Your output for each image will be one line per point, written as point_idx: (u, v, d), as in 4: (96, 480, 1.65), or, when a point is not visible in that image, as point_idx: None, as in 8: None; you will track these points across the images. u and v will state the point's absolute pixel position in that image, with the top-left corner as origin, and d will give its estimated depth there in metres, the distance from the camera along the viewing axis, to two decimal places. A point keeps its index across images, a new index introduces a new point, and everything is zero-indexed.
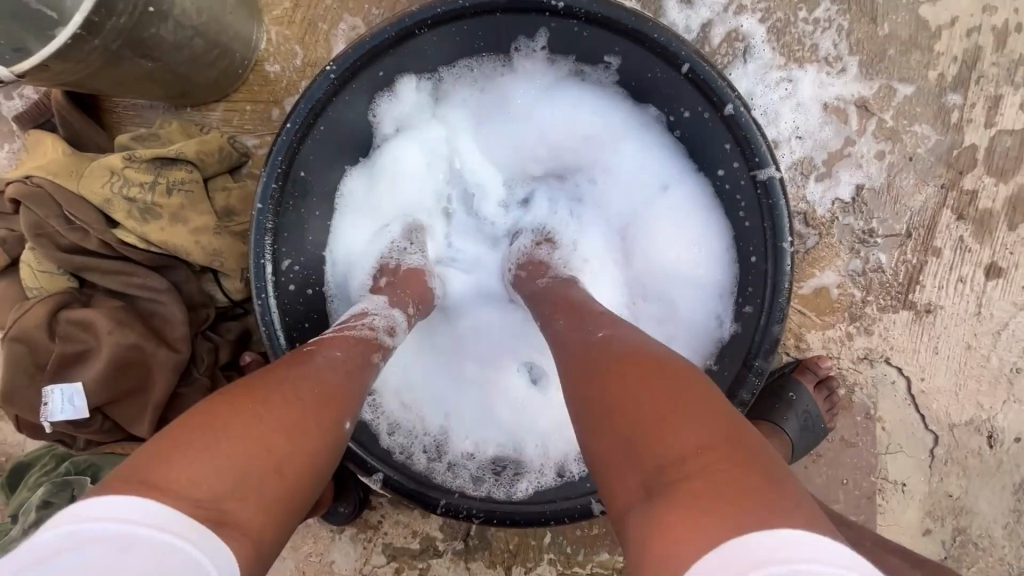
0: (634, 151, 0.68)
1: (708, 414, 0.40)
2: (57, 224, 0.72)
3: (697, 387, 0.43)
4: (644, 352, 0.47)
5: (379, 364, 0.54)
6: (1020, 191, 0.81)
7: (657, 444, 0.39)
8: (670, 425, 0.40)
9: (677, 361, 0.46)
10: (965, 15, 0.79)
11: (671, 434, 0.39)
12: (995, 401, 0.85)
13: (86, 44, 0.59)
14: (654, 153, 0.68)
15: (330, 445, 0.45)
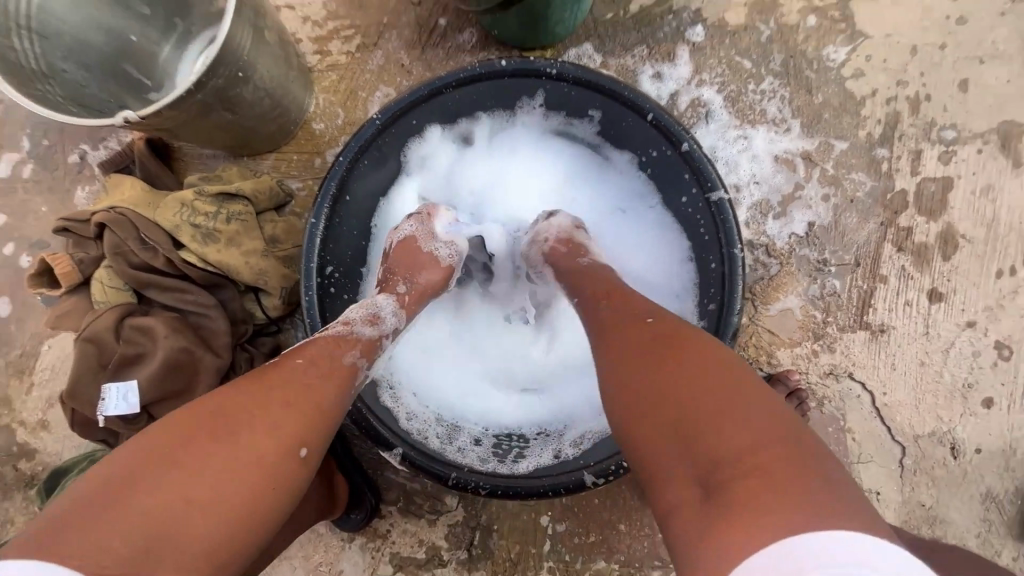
0: (608, 182, 0.84)
1: (747, 411, 0.44)
2: (132, 245, 0.85)
3: (742, 390, 0.46)
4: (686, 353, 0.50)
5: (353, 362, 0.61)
6: (948, 228, 0.96)
7: (699, 449, 0.43)
8: (710, 427, 0.44)
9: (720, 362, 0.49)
10: (883, 87, 0.97)
11: (722, 436, 0.43)
12: (953, 414, 0.93)
13: (192, 98, 0.74)
14: (627, 184, 0.83)
15: (271, 486, 0.48)
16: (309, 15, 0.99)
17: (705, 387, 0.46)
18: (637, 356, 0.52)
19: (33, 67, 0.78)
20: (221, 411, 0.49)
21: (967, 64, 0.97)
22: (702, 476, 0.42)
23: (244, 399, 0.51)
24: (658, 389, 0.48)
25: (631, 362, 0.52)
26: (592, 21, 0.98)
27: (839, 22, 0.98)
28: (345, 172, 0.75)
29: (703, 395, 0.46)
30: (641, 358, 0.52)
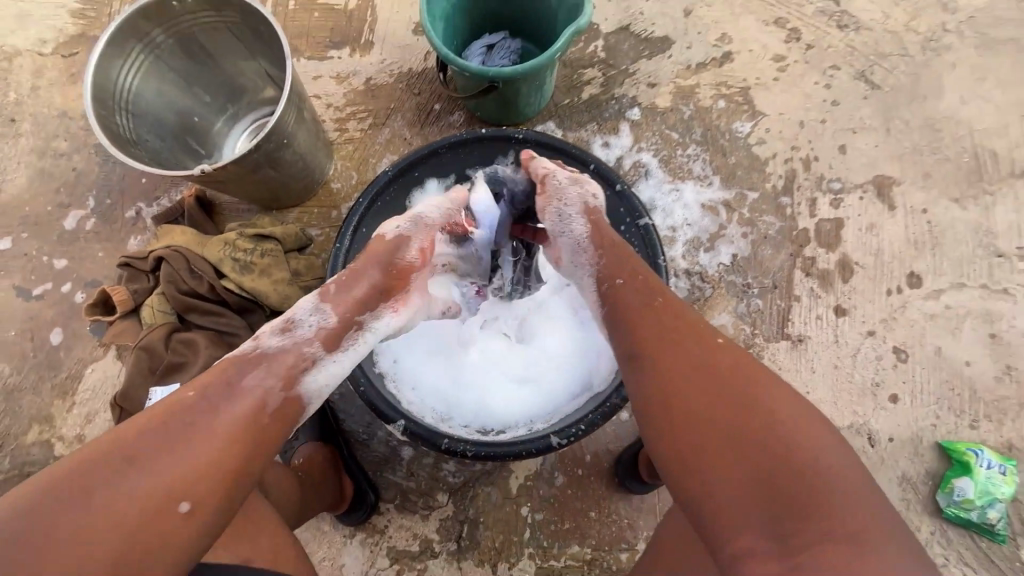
0: None
1: (817, 451, 0.53)
2: (183, 274, 1.05)
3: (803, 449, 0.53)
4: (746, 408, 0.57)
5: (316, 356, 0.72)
6: (843, 257, 1.19)
7: (771, 489, 0.52)
8: (784, 470, 0.52)
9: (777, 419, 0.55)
10: (782, 151, 1.25)
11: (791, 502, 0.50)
12: (866, 408, 1.12)
13: (248, 157, 0.97)
14: None
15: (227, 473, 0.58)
16: (332, 103, 1.27)
17: (772, 426, 0.55)
18: (696, 389, 0.60)
19: (125, 135, 1.00)
20: (137, 447, 0.55)
21: (843, 133, 1.26)
22: (776, 513, 0.51)
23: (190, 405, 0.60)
24: (726, 427, 0.56)
25: (689, 394, 0.59)
26: (554, 105, 1.27)
27: (743, 104, 1.27)
28: (364, 209, 0.97)
29: (776, 435, 0.54)
30: (698, 390, 0.59)
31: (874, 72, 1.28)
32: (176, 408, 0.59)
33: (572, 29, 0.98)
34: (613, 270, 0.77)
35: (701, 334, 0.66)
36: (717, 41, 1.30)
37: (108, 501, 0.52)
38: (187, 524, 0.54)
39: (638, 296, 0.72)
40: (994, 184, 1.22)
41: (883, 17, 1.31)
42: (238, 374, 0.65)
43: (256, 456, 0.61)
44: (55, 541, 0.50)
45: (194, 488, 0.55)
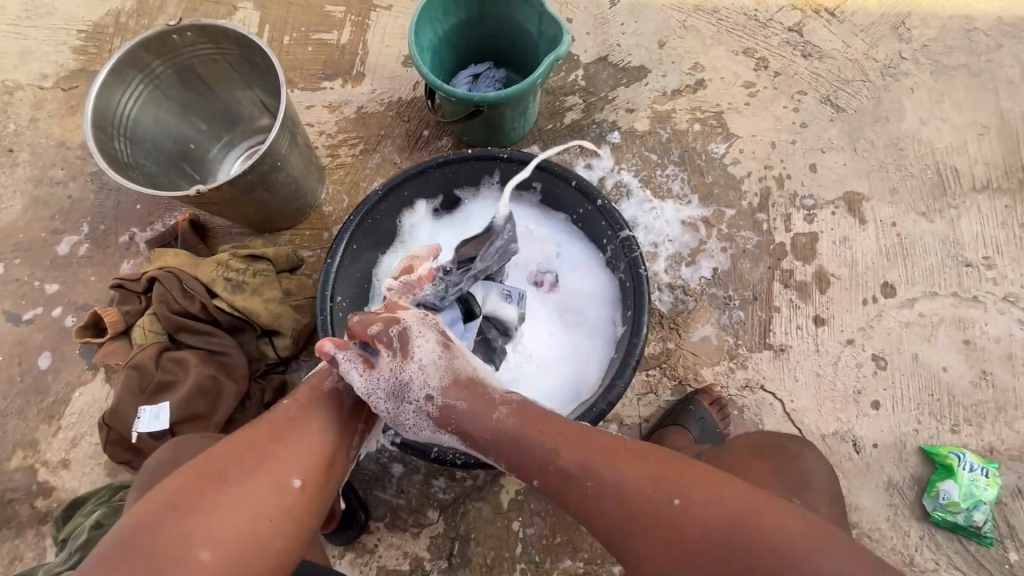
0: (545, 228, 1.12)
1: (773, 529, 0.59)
2: (175, 294, 1.06)
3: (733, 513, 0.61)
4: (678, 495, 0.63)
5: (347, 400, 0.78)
6: (819, 269, 1.23)
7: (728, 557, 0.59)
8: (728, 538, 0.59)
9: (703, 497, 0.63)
10: (756, 170, 1.31)
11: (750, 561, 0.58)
12: (850, 415, 1.14)
13: (242, 177, 1.01)
14: (558, 230, 1.11)
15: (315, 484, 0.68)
16: (324, 130, 1.32)
17: (762, 575, 0.57)
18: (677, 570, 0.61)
19: (122, 160, 1.04)
20: (227, 469, 0.64)
21: (813, 153, 1.32)
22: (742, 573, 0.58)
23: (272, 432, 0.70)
24: (705, 551, 0.60)
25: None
26: (538, 130, 1.33)
27: (717, 127, 1.34)
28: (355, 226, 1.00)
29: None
30: (679, 564, 0.61)
31: (839, 97, 1.36)
32: (279, 417, 0.72)
33: (552, 56, 1.04)
34: (541, 455, 0.71)
35: (649, 498, 0.64)
36: (691, 69, 1.37)
37: (242, 483, 0.63)
38: (302, 502, 0.66)
39: (576, 487, 0.68)
40: (958, 199, 1.29)
41: (844, 47, 1.40)
42: (322, 383, 0.78)
43: (344, 452, 0.74)
44: (202, 513, 0.60)
45: (309, 470, 0.68)
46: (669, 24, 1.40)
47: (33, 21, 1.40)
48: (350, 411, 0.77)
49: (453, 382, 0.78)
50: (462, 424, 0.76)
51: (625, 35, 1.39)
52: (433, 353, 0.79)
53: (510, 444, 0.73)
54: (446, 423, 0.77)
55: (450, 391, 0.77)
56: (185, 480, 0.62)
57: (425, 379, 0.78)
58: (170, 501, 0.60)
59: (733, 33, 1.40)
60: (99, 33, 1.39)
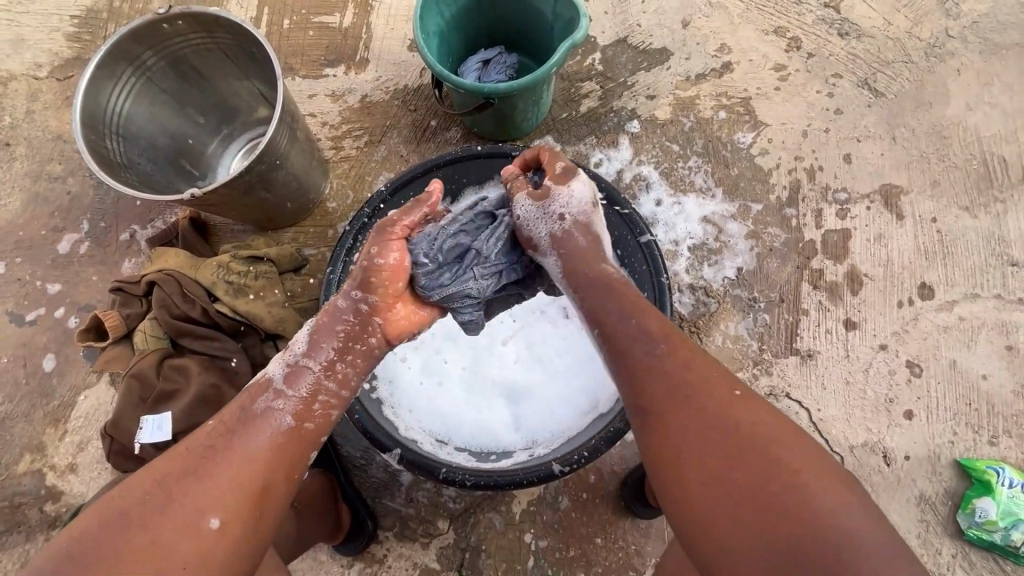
0: None
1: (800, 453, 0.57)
2: (175, 299, 1.03)
3: (770, 428, 0.60)
4: (717, 394, 0.62)
5: (285, 421, 0.69)
6: (853, 269, 1.16)
7: (751, 460, 0.57)
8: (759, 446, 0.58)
9: (741, 405, 0.61)
10: (785, 161, 1.22)
11: (774, 464, 0.56)
12: (881, 426, 1.09)
13: (242, 179, 0.96)
14: None
15: (252, 525, 0.62)
16: (328, 121, 1.25)
17: (795, 485, 0.55)
18: (705, 456, 0.59)
19: (114, 159, 0.99)
20: (136, 514, 0.59)
21: (848, 142, 1.23)
22: (756, 475, 0.56)
23: (192, 468, 0.62)
24: (732, 445, 0.58)
25: (698, 472, 0.58)
26: (551, 119, 1.25)
27: (744, 115, 1.24)
28: (366, 220, 0.95)
29: (796, 488, 0.55)
30: (707, 462, 0.58)
31: (878, 80, 1.26)
32: (201, 443, 0.65)
33: (568, 43, 0.96)
34: (619, 313, 0.71)
35: (720, 389, 0.63)
36: (717, 51, 1.28)
37: (152, 529, 0.58)
38: (225, 543, 0.60)
39: (644, 348, 0.67)
40: (1005, 191, 1.19)
41: (885, 24, 1.28)
42: (253, 402, 0.69)
43: (285, 475, 0.66)
44: (101, 564, 0.56)
45: (228, 506, 0.61)
46: (694, 2, 1.30)
47: (24, 6, 1.35)
48: (290, 430, 0.69)
49: (585, 223, 0.83)
50: (572, 258, 0.80)
51: (647, 13, 1.29)
52: (583, 196, 0.84)
53: (605, 289, 0.75)
54: (558, 246, 0.81)
55: (578, 225, 0.82)
56: (94, 523, 0.58)
57: (570, 202, 0.83)
58: (72, 552, 0.56)
59: (764, 10, 1.30)
60: (92, 18, 1.33)
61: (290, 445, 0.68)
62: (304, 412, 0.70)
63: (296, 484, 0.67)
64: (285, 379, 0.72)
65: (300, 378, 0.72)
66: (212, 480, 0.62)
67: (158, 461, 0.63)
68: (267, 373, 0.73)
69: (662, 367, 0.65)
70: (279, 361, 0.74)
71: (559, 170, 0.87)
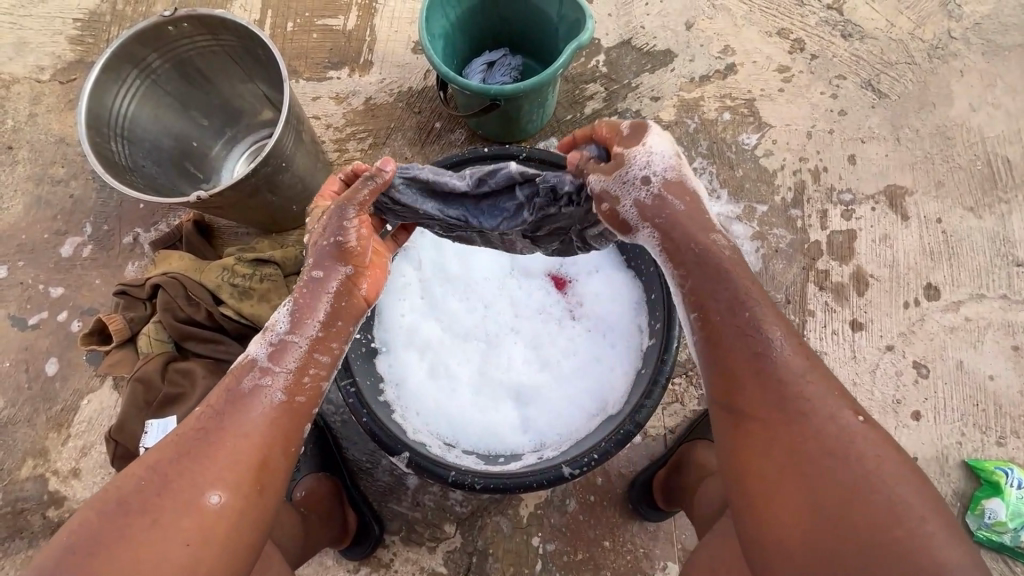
0: None
1: (911, 500, 0.53)
2: (180, 302, 1.02)
3: (880, 465, 0.55)
4: (823, 415, 0.58)
5: (275, 397, 0.66)
6: (858, 270, 1.16)
7: (845, 493, 0.54)
8: (863, 482, 0.54)
9: (849, 433, 0.57)
10: (790, 162, 1.22)
11: (871, 503, 0.53)
12: (888, 427, 1.08)
13: (248, 181, 0.95)
14: None
15: (254, 501, 0.61)
16: (331, 123, 1.25)
17: (894, 530, 0.52)
18: (793, 470, 0.57)
19: (119, 162, 0.99)
20: (134, 502, 0.58)
21: (852, 143, 1.23)
22: (848, 509, 0.54)
23: (184, 452, 0.61)
24: (829, 469, 0.56)
25: (778, 484, 0.57)
26: (556, 121, 1.25)
27: (748, 116, 1.24)
28: None
29: (893, 533, 0.52)
30: (793, 480, 0.56)
31: (881, 81, 1.26)
32: (191, 428, 0.63)
33: (575, 44, 0.95)
34: (726, 303, 0.64)
35: (834, 408, 0.59)
36: (720, 53, 1.28)
37: (151, 513, 0.57)
38: (229, 519, 0.59)
39: (751, 344, 0.62)
40: (1009, 192, 1.19)
41: (888, 26, 1.29)
42: (238, 382, 0.66)
43: (283, 450, 0.65)
44: (102, 554, 0.55)
45: (227, 484, 0.60)
46: (697, 4, 1.30)
47: (27, 9, 1.34)
48: (282, 406, 0.66)
49: (677, 183, 0.69)
50: (670, 231, 0.67)
51: (650, 16, 1.29)
52: (664, 155, 0.68)
53: (715, 271, 0.65)
54: (647, 217, 0.67)
55: (669, 188, 0.67)
56: (89, 516, 0.57)
57: (651, 161, 0.68)
58: (71, 547, 0.55)
59: (767, 12, 1.30)
60: (95, 21, 1.32)
61: (286, 419, 0.66)
62: (295, 386, 0.68)
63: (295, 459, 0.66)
64: (269, 357, 0.68)
65: (286, 354, 0.68)
66: (207, 460, 0.60)
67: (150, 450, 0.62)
68: (249, 355, 0.69)
69: (762, 370, 0.61)
70: (260, 341, 0.70)
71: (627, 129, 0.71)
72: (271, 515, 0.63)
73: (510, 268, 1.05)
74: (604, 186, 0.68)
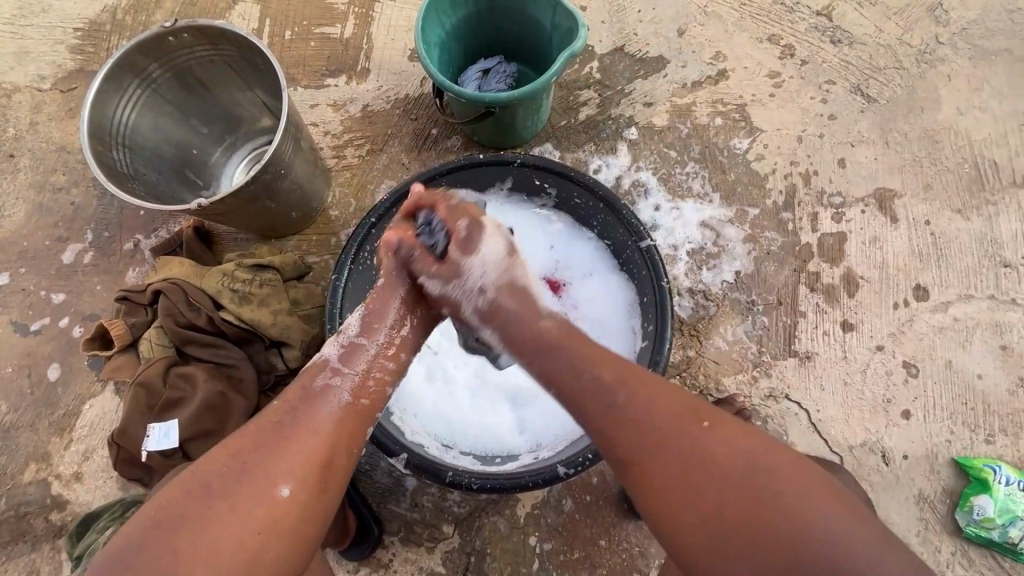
0: (553, 233, 1.07)
1: (792, 474, 0.59)
2: (181, 307, 1.03)
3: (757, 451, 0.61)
4: (691, 435, 0.62)
5: (344, 398, 0.70)
6: (848, 271, 1.18)
7: (741, 497, 0.58)
8: (750, 475, 0.59)
9: (717, 438, 0.62)
10: (780, 166, 1.24)
11: (766, 493, 0.58)
12: (879, 425, 1.10)
13: (247, 188, 0.97)
14: (565, 234, 1.07)
15: (320, 496, 0.64)
16: (329, 130, 1.27)
17: (793, 514, 0.56)
18: (691, 494, 0.60)
19: (120, 169, 1.00)
20: (213, 485, 0.61)
21: (842, 147, 1.25)
22: (749, 510, 0.57)
23: (259, 442, 0.64)
24: (718, 481, 0.59)
25: (685, 510, 0.60)
26: (551, 126, 1.27)
27: (739, 121, 1.27)
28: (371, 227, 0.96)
29: (793, 517, 0.56)
30: (694, 503, 0.60)
31: (870, 86, 1.28)
32: (267, 420, 0.66)
33: (567, 52, 0.97)
34: (578, 365, 0.70)
35: (693, 423, 0.63)
36: (712, 59, 1.30)
37: (230, 497, 0.60)
38: (298, 510, 0.62)
39: (608, 398, 0.66)
40: (996, 194, 1.22)
41: (876, 32, 1.31)
42: (313, 380, 0.70)
43: (347, 449, 0.68)
44: (185, 531, 0.58)
45: (298, 478, 0.63)
46: (689, 10, 1.32)
47: (28, 19, 1.36)
48: (348, 406, 0.70)
49: (509, 284, 0.77)
50: (507, 326, 0.75)
51: (643, 23, 1.32)
52: (497, 253, 0.78)
53: (550, 347, 0.72)
54: (494, 315, 0.77)
55: (503, 293, 0.77)
56: (174, 494, 0.61)
57: (484, 270, 0.77)
58: (152, 523, 0.59)
59: (757, 19, 1.32)
60: (96, 30, 1.34)
61: (350, 420, 0.69)
62: (360, 388, 0.71)
63: (358, 458, 0.69)
64: (341, 358, 0.73)
65: (355, 356, 0.74)
66: (279, 452, 0.63)
67: (230, 434, 0.66)
68: (321, 355, 0.74)
69: (626, 417, 0.65)
70: (332, 343, 0.76)
71: (463, 231, 0.78)
72: (333, 507, 0.66)
73: None
74: (450, 283, 0.77)
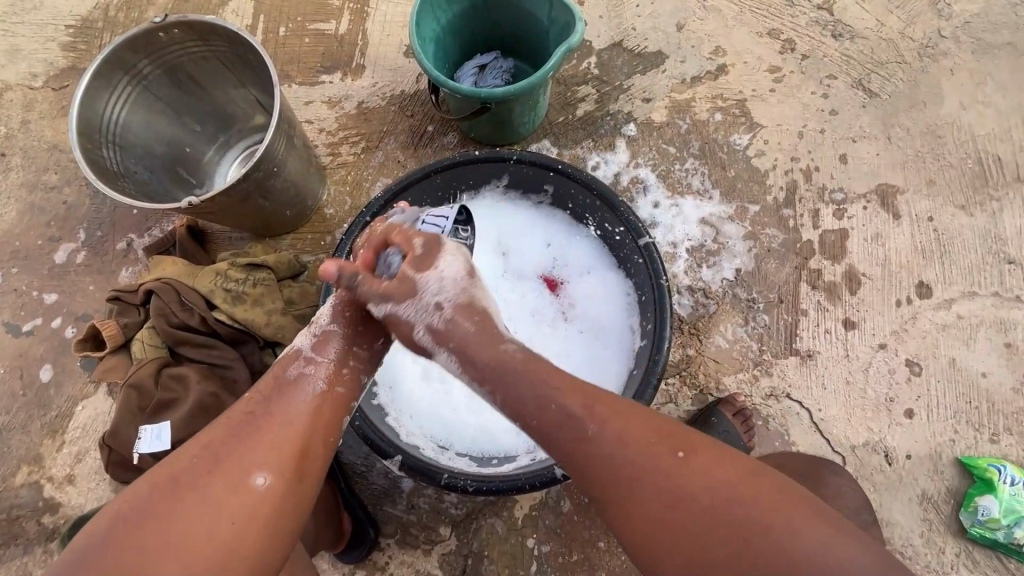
0: (551, 231, 1.06)
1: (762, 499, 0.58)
2: (174, 307, 1.02)
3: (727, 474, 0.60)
4: (661, 468, 0.61)
5: (320, 387, 0.71)
6: (850, 268, 1.16)
7: (715, 524, 0.57)
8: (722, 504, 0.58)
9: (686, 465, 0.61)
10: (781, 163, 1.22)
11: (741, 520, 0.57)
12: (881, 424, 1.09)
13: (239, 186, 0.96)
14: (563, 231, 1.05)
15: (295, 488, 0.63)
16: (324, 128, 1.25)
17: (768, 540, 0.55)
18: (665, 527, 0.59)
19: (110, 168, 0.99)
20: (183, 479, 0.60)
21: (843, 143, 1.23)
22: (726, 537, 0.57)
23: (232, 434, 0.64)
24: (693, 514, 0.58)
25: (664, 540, 0.59)
26: (549, 123, 1.25)
27: (739, 117, 1.25)
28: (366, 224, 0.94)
29: (770, 542, 0.55)
30: (671, 536, 0.59)
31: (871, 81, 1.27)
32: (241, 412, 0.66)
33: (564, 47, 0.96)
34: (539, 394, 0.67)
35: (657, 454, 0.62)
36: (711, 54, 1.28)
37: (200, 490, 0.59)
38: (272, 504, 0.61)
39: (572, 431, 0.64)
40: (1000, 190, 1.20)
41: (878, 25, 1.29)
42: (286, 370, 0.72)
43: (322, 438, 0.68)
44: (150, 528, 0.57)
45: (274, 467, 0.62)
46: (688, 5, 1.31)
47: (20, 16, 1.35)
48: (325, 396, 0.71)
49: (465, 304, 0.75)
50: (464, 350, 0.73)
51: (641, 17, 1.30)
52: (457, 271, 0.77)
53: (505, 376, 0.69)
54: (443, 342, 0.74)
55: (461, 312, 0.74)
56: (139, 490, 0.59)
57: (442, 287, 0.75)
58: (120, 520, 0.57)
59: (757, 13, 1.30)
60: (88, 27, 1.33)
61: (325, 410, 0.70)
62: (334, 377, 0.73)
63: (333, 448, 0.70)
64: (313, 348, 0.75)
65: (329, 345, 0.75)
66: (254, 443, 0.63)
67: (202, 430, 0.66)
68: (294, 346, 0.75)
69: (594, 454, 0.63)
70: (305, 333, 0.77)
71: (419, 248, 0.79)
72: (309, 502, 0.65)
73: (505, 269, 1.05)
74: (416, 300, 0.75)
